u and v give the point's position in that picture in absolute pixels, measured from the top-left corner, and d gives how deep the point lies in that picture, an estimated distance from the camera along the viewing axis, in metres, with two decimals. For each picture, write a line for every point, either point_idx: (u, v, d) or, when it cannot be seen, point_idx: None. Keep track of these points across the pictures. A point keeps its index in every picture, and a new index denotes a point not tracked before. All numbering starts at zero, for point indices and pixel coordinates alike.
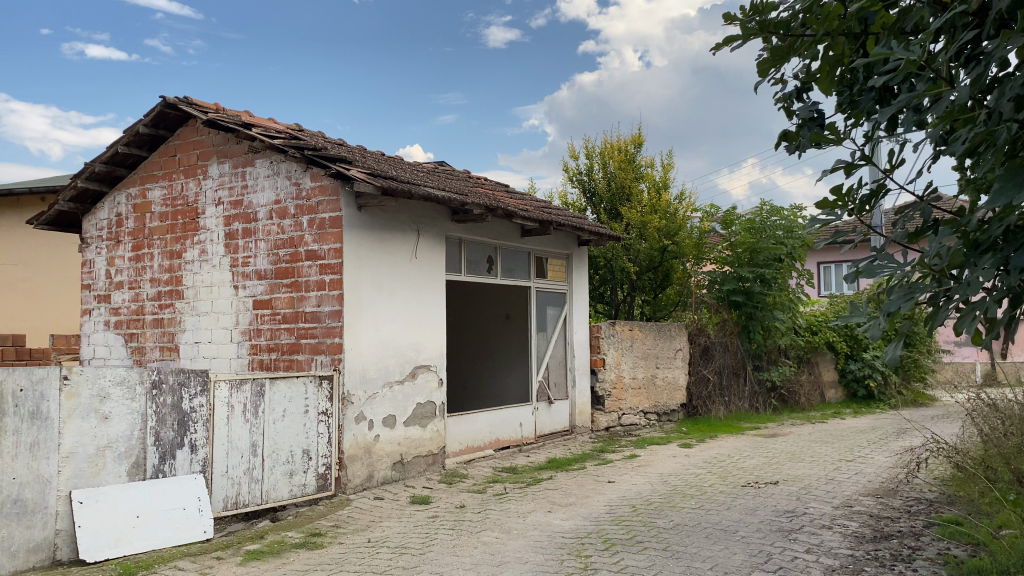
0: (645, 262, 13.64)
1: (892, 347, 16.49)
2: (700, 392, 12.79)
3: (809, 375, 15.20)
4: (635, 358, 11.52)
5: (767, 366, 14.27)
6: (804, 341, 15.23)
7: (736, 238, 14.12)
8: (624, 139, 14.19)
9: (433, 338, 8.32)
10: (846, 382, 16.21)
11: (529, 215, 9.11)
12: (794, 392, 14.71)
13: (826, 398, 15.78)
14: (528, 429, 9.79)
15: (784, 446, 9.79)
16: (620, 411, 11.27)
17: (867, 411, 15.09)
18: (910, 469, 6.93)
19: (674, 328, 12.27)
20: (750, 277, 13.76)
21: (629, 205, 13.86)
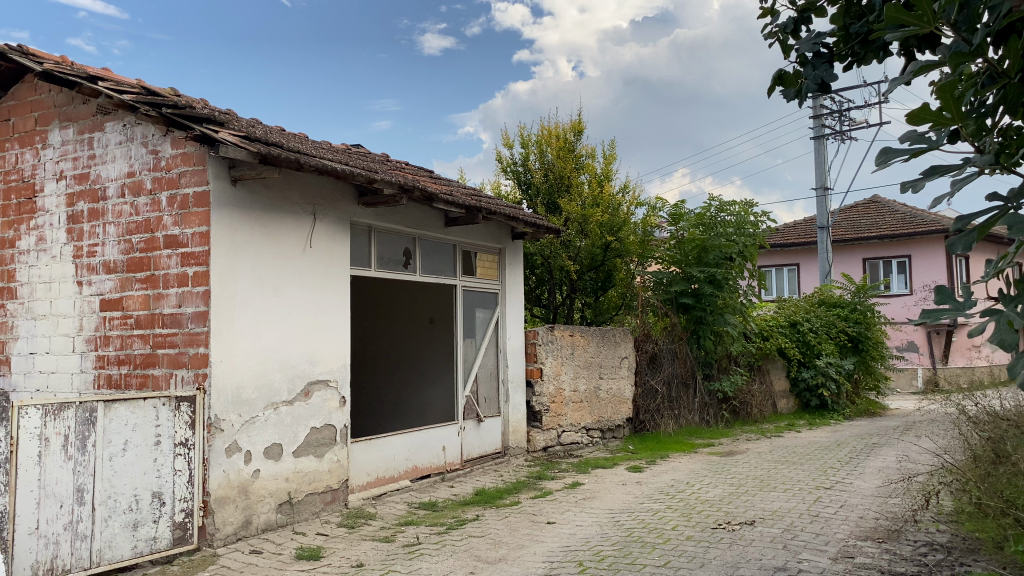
0: (586, 261, 12.31)
1: (844, 353, 15.54)
2: (646, 405, 11.45)
3: (760, 384, 14.07)
4: (576, 368, 10.18)
5: (718, 375, 13.07)
6: (755, 348, 14.08)
7: (684, 235, 12.87)
8: (563, 126, 12.85)
9: (333, 348, 6.79)
10: (798, 391, 15.15)
11: (455, 201, 7.64)
12: (746, 403, 13.56)
13: (778, 408, 14.65)
14: (452, 453, 8.32)
15: (747, 468, 8.52)
16: (559, 429, 9.90)
17: (822, 423, 14.02)
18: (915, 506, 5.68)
19: (619, 334, 10.95)
20: (701, 277, 12.56)
21: (568, 197, 12.48)
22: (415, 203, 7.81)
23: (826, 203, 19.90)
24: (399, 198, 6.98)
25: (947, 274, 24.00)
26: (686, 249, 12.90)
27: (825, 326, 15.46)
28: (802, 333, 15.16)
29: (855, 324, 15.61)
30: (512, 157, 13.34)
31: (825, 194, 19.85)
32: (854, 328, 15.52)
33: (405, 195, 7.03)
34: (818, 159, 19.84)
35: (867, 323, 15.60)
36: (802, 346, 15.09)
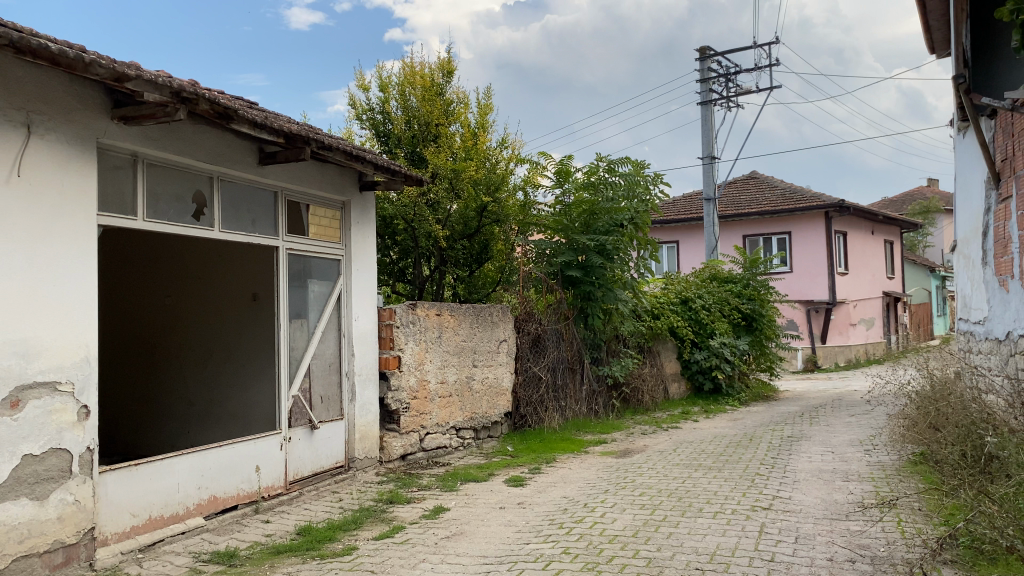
0: (458, 227, 10.28)
1: (739, 333, 14.24)
2: (528, 397, 9.40)
3: (651, 368, 12.26)
4: (443, 356, 8.18)
5: (607, 359, 11.31)
6: (646, 327, 12.28)
7: (570, 199, 10.96)
8: (429, 66, 10.78)
9: (64, 331, 4.51)
10: (690, 374, 13.38)
11: (265, 123, 5.47)
12: (636, 390, 11.81)
13: (668, 394, 12.76)
14: (270, 475, 6.17)
15: (655, 476, 6.80)
16: (422, 431, 7.90)
17: (718, 410, 12.40)
18: (928, 553, 3.96)
19: (496, 312, 9.01)
20: (590, 246, 10.76)
21: (435, 150, 10.29)
22: (210, 126, 5.59)
23: (713, 170, 18.06)
24: (175, 109, 4.77)
25: (827, 251, 23.42)
26: (572, 214, 10.99)
27: (719, 303, 13.93)
28: (694, 311, 13.43)
29: (748, 301, 14.26)
30: (369, 104, 11.09)
31: (713, 161, 18.12)
32: (748, 305, 14.19)
33: (185, 106, 4.82)
34: (706, 125, 18.20)
35: (760, 300, 14.28)
36: (694, 325, 13.44)
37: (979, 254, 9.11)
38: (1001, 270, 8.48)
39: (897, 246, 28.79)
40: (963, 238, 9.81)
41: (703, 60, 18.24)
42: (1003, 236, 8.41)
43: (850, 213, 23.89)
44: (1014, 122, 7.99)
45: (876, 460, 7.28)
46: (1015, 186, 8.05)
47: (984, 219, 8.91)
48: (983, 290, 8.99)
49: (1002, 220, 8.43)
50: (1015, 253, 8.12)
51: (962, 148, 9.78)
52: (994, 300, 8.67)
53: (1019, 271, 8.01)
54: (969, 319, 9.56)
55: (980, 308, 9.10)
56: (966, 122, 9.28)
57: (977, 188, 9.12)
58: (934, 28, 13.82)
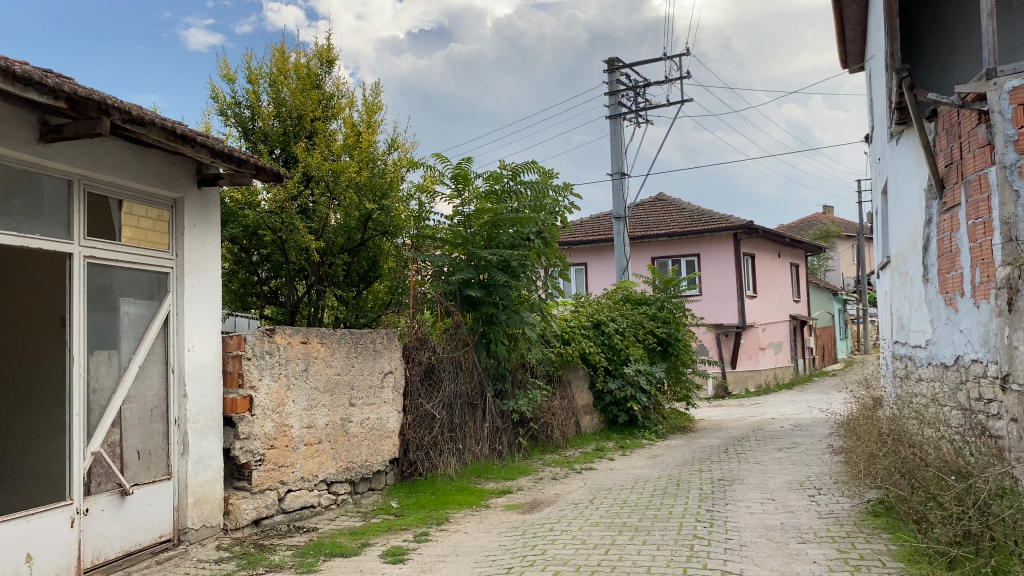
0: (338, 240, 8.75)
1: (654, 359, 13.18)
2: (418, 440, 7.88)
3: (562, 400, 10.91)
4: (311, 395, 6.66)
5: (512, 392, 9.84)
6: (556, 354, 10.95)
7: (471, 209, 9.57)
8: (305, 55, 9.30)
9: None
10: (603, 406, 12.09)
11: (31, 77, 3.93)
12: (546, 426, 10.32)
13: (581, 428, 11.42)
14: (50, 565, 4.52)
15: (571, 541, 5.47)
16: (281, 489, 6.35)
17: (634, 445, 11.19)
18: None
19: (380, 339, 7.53)
20: (493, 262, 9.38)
21: (309, 148, 8.72)
22: None
23: (623, 187, 16.96)
24: None
25: (736, 273, 22.86)
26: (473, 225, 9.62)
27: (633, 327, 12.78)
28: (606, 335, 12.11)
29: (663, 325, 13.19)
30: (234, 98, 9.48)
31: (622, 178, 16.94)
32: (663, 329, 13.15)
33: None
34: (615, 140, 17.06)
35: (675, 323, 13.28)
36: (607, 350, 12.09)
37: (918, 271, 8.24)
38: (945, 287, 7.60)
39: (802, 269, 28.65)
40: (896, 254, 8.97)
41: (611, 72, 17.18)
42: (948, 249, 7.53)
43: (759, 235, 23.48)
44: (961, 121, 7.14)
45: (827, 511, 6.15)
46: (962, 193, 7.18)
47: (925, 231, 8.05)
48: (924, 309, 8.11)
49: (946, 232, 7.56)
50: (963, 268, 7.24)
51: (896, 156, 8.98)
52: (938, 320, 7.78)
53: (969, 287, 7.12)
54: (907, 342, 8.68)
55: (920, 330, 8.22)
56: (904, 126, 8.44)
57: (916, 197, 8.27)
58: (849, 39, 13.26)
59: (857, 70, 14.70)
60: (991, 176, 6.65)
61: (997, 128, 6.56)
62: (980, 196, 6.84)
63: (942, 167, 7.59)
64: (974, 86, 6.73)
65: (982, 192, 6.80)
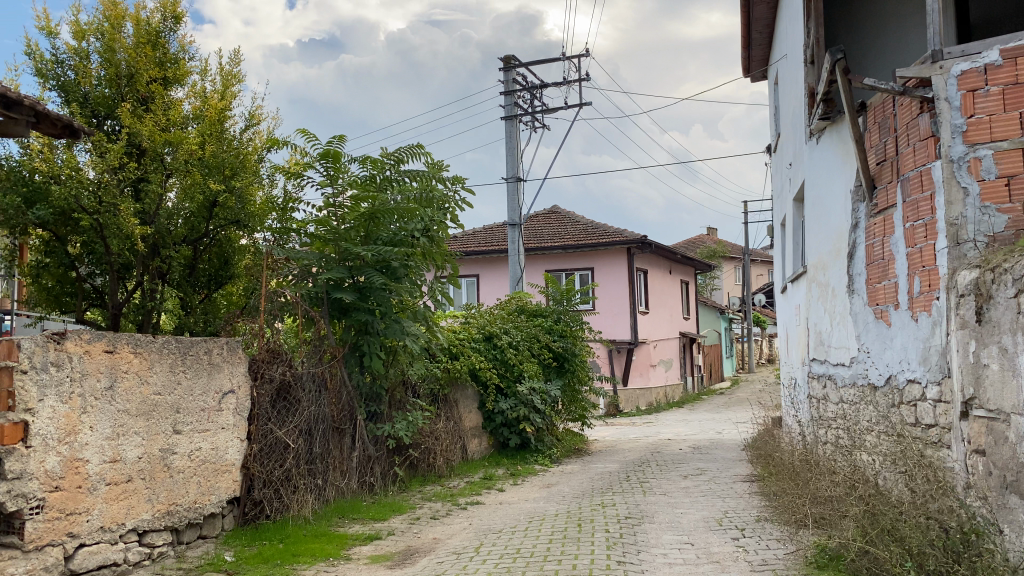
0: (183, 232, 7.42)
1: (549, 375, 12.11)
2: (266, 475, 6.40)
3: (447, 422, 9.60)
4: (117, 419, 5.16)
5: (389, 414, 8.39)
6: (441, 370, 9.61)
7: (347, 200, 8.17)
8: (145, 5, 7.71)
9: None
10: (493, 428, 10.84)
11: None
12: (427, 453, 8.96)
13: (468, 453, 10.13)
14: None
15: None
16: (70, 545, 4.79)
17: (526, 471, 9.99)
18: None
19: (219, 349, 6.06)
20: (368, 260, 7.96)
21: (135, 112, 7.23)
22: None
23: (518, 192, 15.88)
24: None
25: (630, 288, 22.21)
26: (348, 219, 8.20)
27: (528, 340, 11.61)
28: (499, 349, 10.80)
29: (560, 338, 12.21)
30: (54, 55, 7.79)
31: (518, 182, 15.87)
32: (559, 344, 12.12)
33: None
34: (510, 142, 15.98)
35: (572, 337, 12.29)
36: (499, 366, 10.80)
37: (841, 280, 7.47)
38: (876, 300, 6.82)
39: (691, 286, 28.43)
40: (814, 263, 8.22)
41: (506, 70, 16.11)
42: (879, 257, 6.77)
43: (653, 250, 22.94)
44: (899, 110, 6.38)
45: (761, 562, 5.13)
46: (898, 192, 6.41)
47: (851, 236, 7.29)
48: (848, 324, 7.34)
49: (878, 237, 6.79)
50: (898, 277, 6.45)
51: (815, 156, 8.25)
52: (865, 336, 7.00)
53: (905, 298, 6.35)
54: (826, 360, 7.90)
55: (843, 346, 7.43)
56: (828, 122, 7.69)
57: (841, 200, 7.52)
58: (755, 42, 12.67)
59: (758, 77, 14.21)
60: (936, 171, 5.87)
61: (942, 116, 5.79)
62: (921, 194, 6.06)
63: (875, 164, 6.83)
64: (918, 70, 5.93)
65: (924, 190, 6.02)
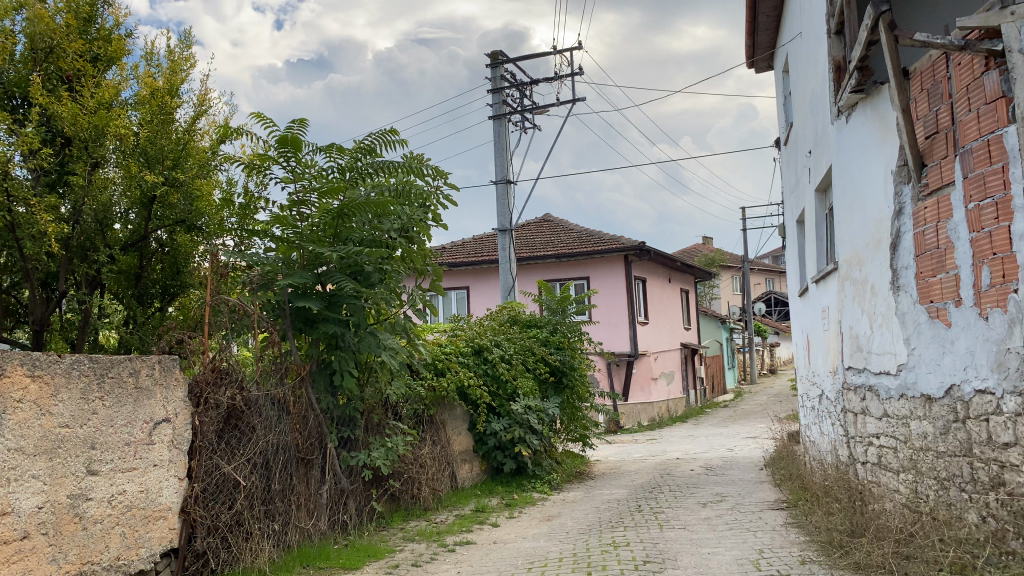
0: (118, 237, 6.47)
1: (546, 392, 11.05)
2: (211, 521, 5.34)
3: (433, 447, 8.53)
4: (7, 460, 4.08)
5: (365, 441, 7.28)
6: (425, 389, 8.56)
7: (314, 202, 7.12)
8: None
9: None
10: (485, 452, 9.72)
11: None
12: (410, 484, 7.89)
13: (458, 482, 9.04)
14: None
15: None
16: None
17: (524, 500, 8.91)
18: None
19: (150, 370, 5.00)
20: (335, 263, 6.83)
21: (49, 93, 6.21)
22: None
23: (509, 196, 14.88)
24: None
25: (629, 297, 21.19)
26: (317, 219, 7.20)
27: (521, 353, 10.54)
28: (490, 364, 9.73)
29: (557, 350, 11.17)
30: None
31: (508, 185, 14.86)
32: (557, 357, 11.08)
33: None
34: (499, 143, 15.00)
35: (570, 350, 11.29)
36: (490, 383, 9.73)
37: (883, 276, 6.47)
38: (929, 296, 5.81)
39: (690, 295, 27.43)
40: (847, 258, 7.21)
41: (493, 66, 15.16)
42: (932, 246, 5.76)
43: (651, 258, 21.96)
44: (956, 71, 5.43)
45: None
46: (957, 167, 5.42)
47: (894, 224, 6.29)
48: (893, 326, 6.31)
49: (930, 223, 5.80)
50: (959, 268, 5.44)
51: (844, 137, 7.27)
52: (916, 339, 5.98)
53: (969, 293, 5.33)
54: (865, 368, 6.87)
55: (888, 352, 6.41)
56: (861, 95, 6.71)
57: (880, 183, 6.53)
58: (761, 27, 11.72)
59: (763, 68, 13.26)
60: (1009, 138, 4.90)
61: (1016, 72, 4.79)
62: (989, 167, 5.08)
63: (924, 138, 5.86)
64: (982, 20, 4.92)
65: (993, 162, 5.04)
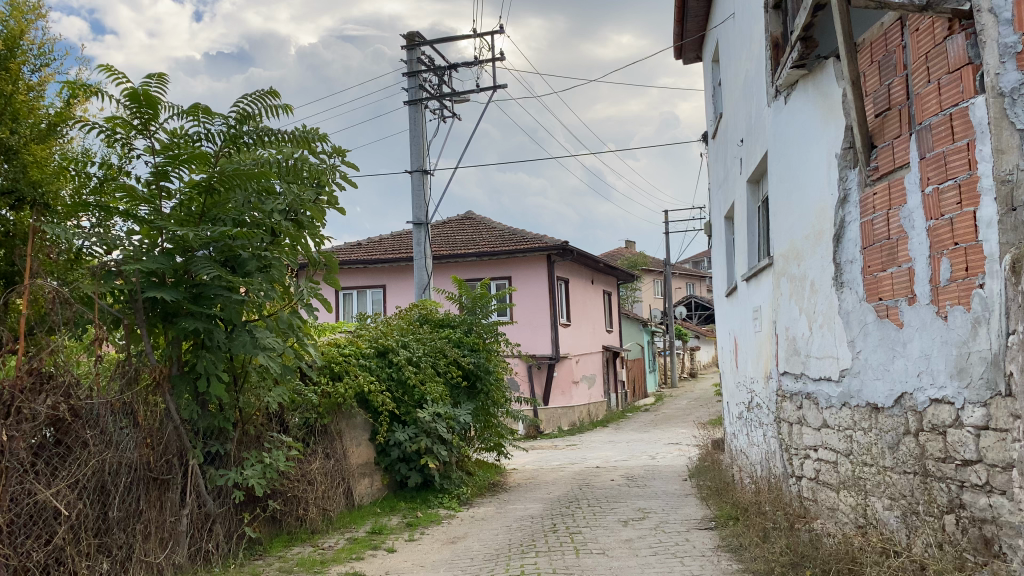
0: None
1: (459, 398, 10.13)
2: (19, 561, 4.29)
3: (325, 461, 7.58)
4: None
5: (238, 456, 6.28)
6: (317, 396, 7.64)
7: (183, 178, 6.10)
8: None
9: None
10: (387, 465, 8.72)
11: None
12: (295, 504, 6.92)
13: (354, 499, 8.07)
14: None
15: None
16: None
17: (428, 518, 8.02)
18: None
19: None
20: (195, 241, 5.85)
21: None
22: None
23: (424, 187, 13.95)
24: None
25: (551, 298, 20.49)
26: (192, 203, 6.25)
27: (432, 355, 9.59)
28: (396, 368, 8.81)
29: (471, 352, 10.30)
30: None
31: (424, 175, 13.94)
32: (471, 358, 10.21)
33: None
34: (414, 130, 14.06)
35: (485, 352, 10.44)
36: (395, 388, 8.78)
37: (824, 271, 5.85)
38: (877, 293, 5.19)
39: (613, 297, 26.98)
40: (783, 253, 6.59)
41: (410, 49, 14.23)
42: (882, 236, 5.14)
43: (574, 258, 21.34)
44: (912, 38, 4.81)
45: None
46: (913, 146, 4.80)
47: (837, 214, 5.67)
48: (835, 327, 5.69)
49: (879, 211, 5.17)
50: (913, 260, 4.82)
51: (781, 121, 6.66)
52: (861, 341, 5.36)
53: (925, 290, 4.72)
54: (803, 374, 6.24)
55: (829, 356, 5.78)
56: (803, 71, 6.08)
57: (821, 168, 5.90)
58: (691, 14, 11.17)
59: (691, 59, 12.76)
60: (976, 111, 4.28)
61: (986, 35, 4.16)
62: (950, 145, 4.46)
63: (875, 116, 5.24)
64: None
65: (955, 139, 4.42)
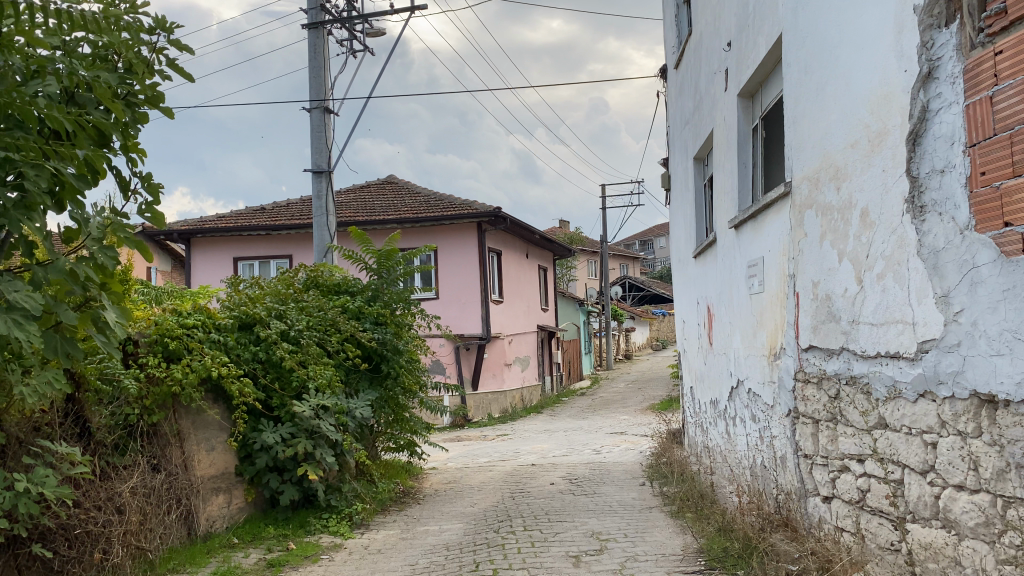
0: None
1: (359, 385, 7.91)
2: None
3: (151, 477, 5.30)
4: None
5: None
6: (137, 384, 5.34)
7: None
8: None
9: None
10: (253, 477, 6.41)
11: None
12: (86, 545, 4.54)
13: (198, 529, 5.77)
14: None
15: None
16: None
17: (301, 551, 5.78)
18: None
19: None
20: None
21: None
22: None
23: (326, 128, 11.56)
24: None
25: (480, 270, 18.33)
26: None
27: (318, 330, 7.32)
28: (266, 345, 6.56)
29: (374, 326, 8.07)
30: None
31: (327, 112, 11.55)
32: (373, 333, 7.98)
33: None
34: (314, 58, 11.64)
35: (393, 326, 8.23)
36: (262, 372, 6.52)
37: (887, 192, 3.85)
38: (1002, 214, 3.17)
39: (548, 272, 24.98)
40: (811, 175, 4.59)
41: None
42: (1015, 119, 3.10)
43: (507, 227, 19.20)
44: None
45: None
46: None
47: (914, 99, 3.66)
48: (908, 275, 3.70)
49: (1007, 79, 3.13)
50: None
51: None
52: (964, 294, 3.36)
53: None
54: (844, 347, 4.24)
55: (896, 321, 3.79)
56: None
57: (882, 33, 3.87)
58: None
59: None
60: None
61: None
62: None
63: None
64: None
65: None
